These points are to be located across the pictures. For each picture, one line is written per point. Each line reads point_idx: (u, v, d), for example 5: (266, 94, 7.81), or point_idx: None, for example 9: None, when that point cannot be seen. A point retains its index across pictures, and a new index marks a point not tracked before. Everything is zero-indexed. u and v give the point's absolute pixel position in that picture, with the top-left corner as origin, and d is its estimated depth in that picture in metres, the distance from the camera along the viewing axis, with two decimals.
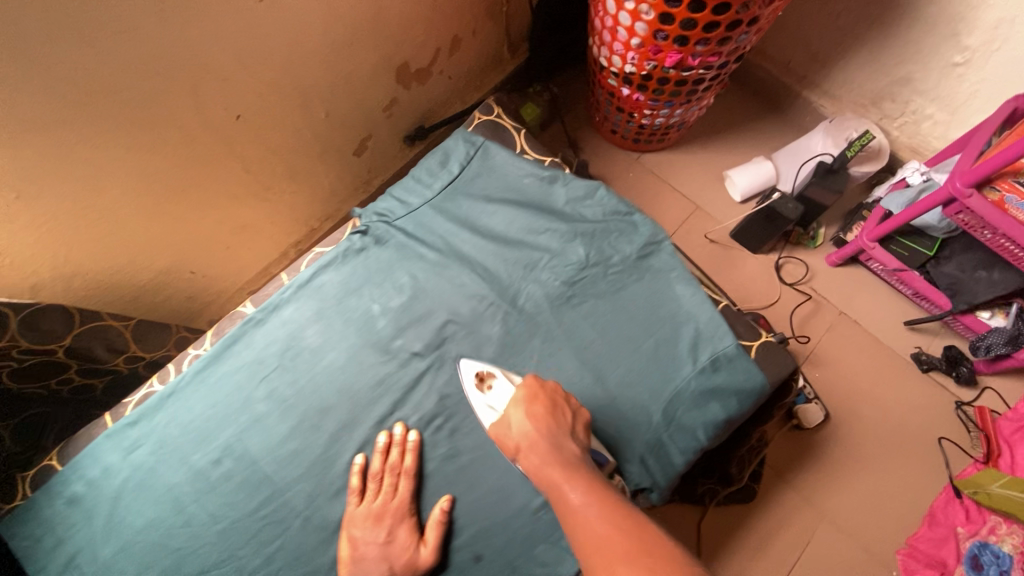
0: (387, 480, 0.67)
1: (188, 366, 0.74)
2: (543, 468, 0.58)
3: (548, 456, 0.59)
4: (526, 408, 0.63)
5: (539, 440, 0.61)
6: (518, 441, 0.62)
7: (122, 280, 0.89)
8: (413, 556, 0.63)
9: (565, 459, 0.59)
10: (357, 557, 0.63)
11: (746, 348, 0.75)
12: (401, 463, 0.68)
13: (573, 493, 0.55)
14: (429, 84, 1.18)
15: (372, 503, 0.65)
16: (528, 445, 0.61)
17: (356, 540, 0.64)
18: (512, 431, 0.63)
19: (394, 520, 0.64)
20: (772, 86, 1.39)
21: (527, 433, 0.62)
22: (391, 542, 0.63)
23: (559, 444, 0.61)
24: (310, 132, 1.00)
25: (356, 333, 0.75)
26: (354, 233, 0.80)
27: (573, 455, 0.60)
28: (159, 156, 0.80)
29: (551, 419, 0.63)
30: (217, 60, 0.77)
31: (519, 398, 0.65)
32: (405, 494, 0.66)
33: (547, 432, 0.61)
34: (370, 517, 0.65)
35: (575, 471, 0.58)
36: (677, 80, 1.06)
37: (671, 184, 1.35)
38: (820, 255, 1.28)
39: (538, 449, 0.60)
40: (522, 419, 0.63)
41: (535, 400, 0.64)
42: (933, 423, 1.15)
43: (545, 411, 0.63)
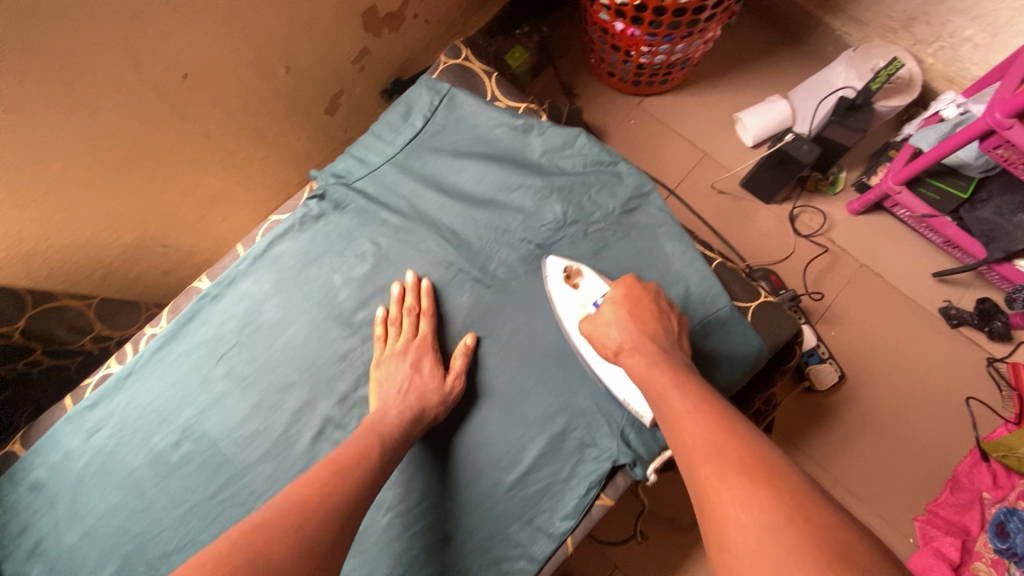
0: (407, 321, 0.66)
1: (145, 346, 0.70)
2: (652, 367, 0.54)
3: (657, 355, 0.55)
4: (629, 309, 0.60)
5: (646, 341, 0.57)
6: (620, 339, 0.58)
7: (91, 260, 0.84)
8: (441, 388, 0.63)
9: (674, 363, 0.54)
10: (382, 391, 0.62)
11: (742, 311, 0.67)
12: (417, 305, 0.67)
13: (684, 405, 0.49)
14: (403, 31, 1.08)
15: (394, 344, 0.65)
16: (632, 345, 0.57)
17: (384, 377, 0.63)
18: (613, 333, 0.59)
19: (419, 353, 0.64)
20: (789, 13, 1.24)
21: (629, 331, 0.58)
22: (415, 372, 0.63)
23: (666, 347, 0.56)
24: (273, 90, 0.93)
25: (315, 307, 0.70)
26: (311, 198, 0.73)
27: (681, 362, 0.56)
28: (105, 124, 0.75)
29: (655, 322, 0.59)
30: (154, 13, 0.70)
31: (617, 296, 0.61)
32: (427, 332, 0.66)
33: (653, 336, 0.58)
34: (394, 355, 0.64)
35: (687, 377, 0.52)
36: (675, 9, 0.94)
37: (675, 130, 1.23)
38: (840, 203, 1.17)
39: (645, 350, 0.56)
40: (620, 321, 0.59)
41: (636, 302, 0.61)
42: (958, 382, 1.07)
43: (648, 313, 0.60)
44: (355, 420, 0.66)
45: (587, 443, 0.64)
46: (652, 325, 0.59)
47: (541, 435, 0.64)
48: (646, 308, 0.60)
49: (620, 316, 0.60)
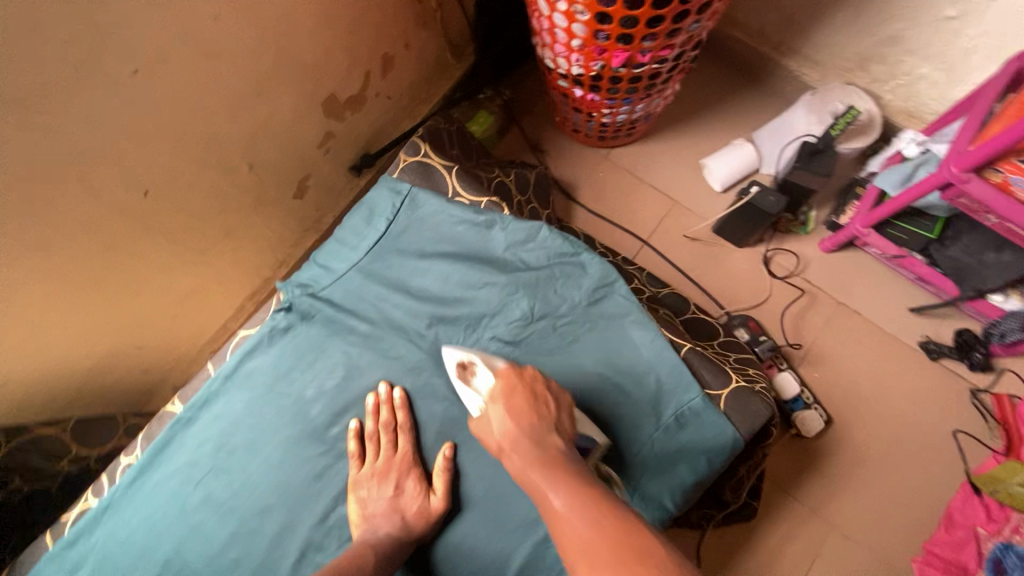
0: (385, 437, 0.67)
1: (121, 477, 0.70)
2: (525, 470, 0.52)
3: (528, 454, 0.53)
4: (505, 403, 0.59)
5: (521, 435, 0.55)
6: (499, 439, 0.57)
7: (62, 375, 0.83)
8: (424, 504, 0.63)
9: (547, 457, 0.53)
10: (367, 516, 0.63)
11: (715, 398, 0.67)
12: (394, 418, 0.68)
13: (556, 500, 0.48)
14: (366, 110, 1.09)
15: (375, 463, 0.65)
16: (509, 445, 0.55)
17: (365, 499, 0.64)
18: (493, 430, 0.58)
19: (400, 473, 0.65)
20: (746, 56, 1.26)
21: (505, 426, 0.57)
22: (399, 495, 0.63)
23: (541, 440, 0.55)
24: (238, 186, 0.93)
25: (289, 424, 0.69)
26: (278, 311, 0.74)
27: (558, 452, 0.54)
28: (68, 253, 0.74)
29: (531, 412, 0.58)
30: (108, 141, 0.71)
31: (496, 394, 0.60)
32: (406, 447, 0.67)
33: (530, 427, 0.56)
34: (374, 476, 0.65)
35: (559, 469, 0.51)
36: (630, 77, 0.95)
37: (644, 180, 1.24)
38: (813, 242, 1.18)
39: (520, 448, 0.54)
40: (503, 415, 0.58)
41: (513, 393, 0.60)
42: (943, 415, 1.07)
43: (526, 404, 0.59)
44: (338, 540, 0.66)
45: None
46: (528, 416, 0.57)
47: (524, 542, 0.64)
48: (525, 392, 0.60)
49: (501, 411, 0.58)
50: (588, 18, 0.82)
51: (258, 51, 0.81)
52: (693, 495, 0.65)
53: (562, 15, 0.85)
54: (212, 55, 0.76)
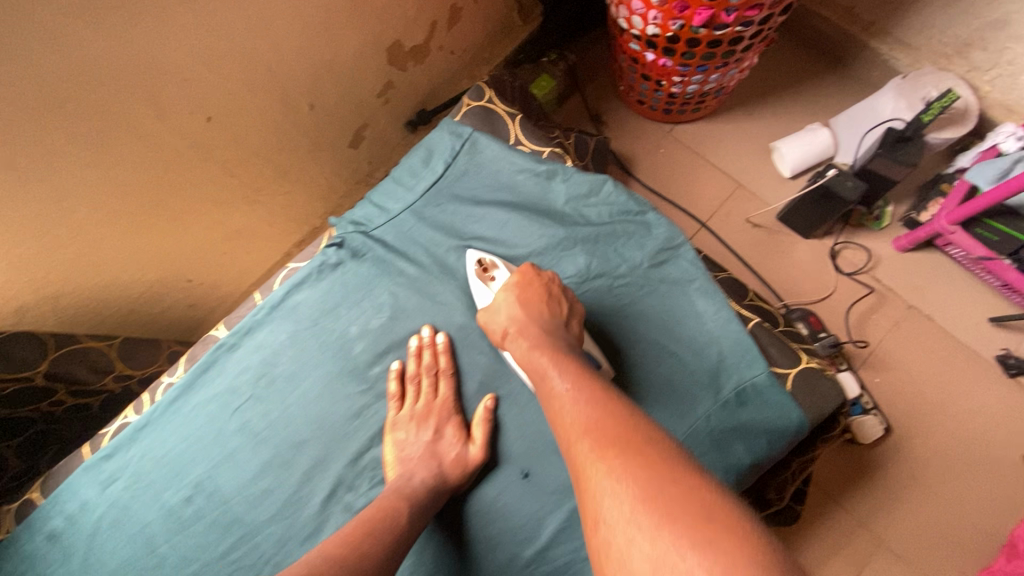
0: (425, 379, 0.64)
1: (161, 396, 0.70)
2: (531, 350, 0.56)
3: (536, 338, 0.56)
4: (517, 292, 0.61)
5: (527, 323, 0.58)
6: (505, 323, 0.60)
7: (113, 294, 0.85)
8: (463, 454, 0.61)
9: (554, 345, 0.56)
10: (404, 458, 0.61)
11: (782, 378, 0.62)
12: (436, 363, 0.65)
13: (564, 385, 0.50)
14: (428, 63, 1.07)
15: (415, 406, 0.63)
16: (516, 329, 0.58)
17: (401, 440, 0.62)
18: (501, 315, 0.61)
19: (440, 419, 0.63)
20: (832, 37, 1.18)
21: (515, 317, 0.59)
22: (438, 440, 0.61)
23: (548, 330, 0.58)
24: (296, 127, 0.92)
25: (330, 360, 0.68)
26: (329, 245, 0.72)
27: (565, 343, 0.57)
28: (127, 169, 0.74)
29: (543, 308, 0.60)
30: (175, 59, 0.70)
31: (511, 283, 0.62)
32: (446, 394, 0.64)
33: (538, 316, 0.59)
34: (414, 418, 0.63)
35: (566, 358, 0.54)
36: (709, 41, 0.89)
37: (707, 159, 1.18)
38: (886, 239, 1.10)
39: (527, 333, 0.57)
40: (511, 306, 0.60)
41: (528, 287, 0.62)
42: (1018, 436, 0.98)
43: (537, 297, 0.61)
44: (369, 482, 0.64)
45: None
46: (536, 307, 0.60)
47: (561, 507, 0.61)
48: (536, 285, 0.62)
49: (511, 300, 0.61)
50: None
51: None
52: (749, 477, 0.60)
53: None
54: None
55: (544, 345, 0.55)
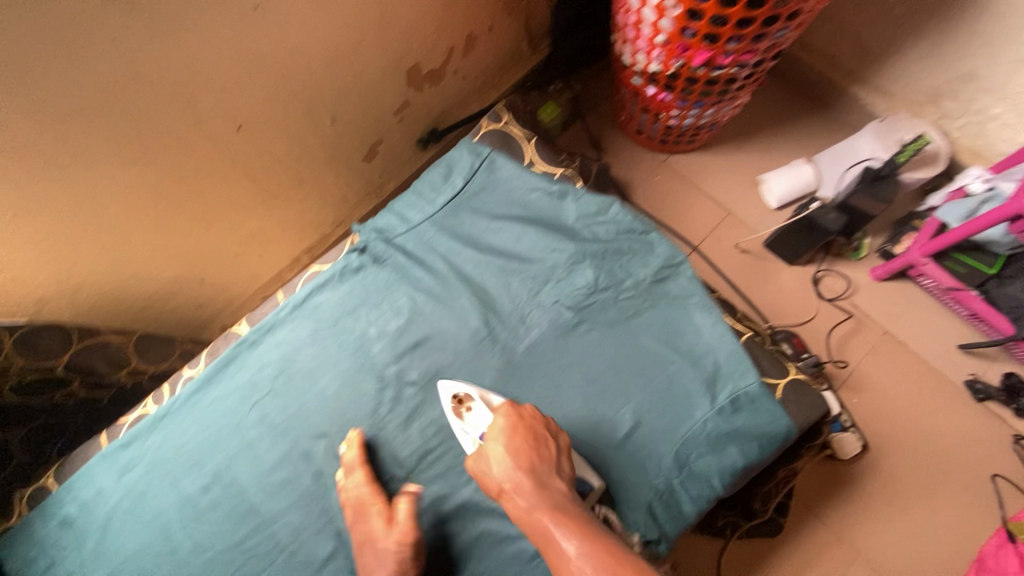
0: (363, 477, 0.63)
1: (182, 388, 0.72)
2: (533, 512, 0.53)
3: (536, 498, 0.54)
4: (506, 442, 0.58)
5: (524, 478, 0.55)
6: (501, 479, 0.57)
7: (131, 288, 0.87)
8: (412, 539, 0.59)
9: (554, 502, 0.54)
10: (362, 539, 0.60)
11: (772, 388, 0.68)
12: (381, 436, 0.65)
13: (570, 548, 0.49)
14: (443, 85, 1.13)
15: (360, 497, 0.62)
16: (510, 488, 0.56)
17: (362, 534, 0.60)
18: (494, 470, 0.58)
19: (379, 509, 0.61)
20: (816, 82, 1.27)
21: (509, 472, 0.56)
22: (388, 513, 0.60)
23: (544, 482, 0.56)
24: (316, 139, 0.97)
25: (349, 359, 0.71)
26: (352, 251, 0.76)
27: (561, 494, 0.55)
28: (159, 170, 0.78)
29: (532, 454, 0.57)
30: (215, 71, 0.74)
31: (496, 430, 0.60)
32: (378, 489, 0.63)
33: (530, 467, 0.57)
34: (362, 497, 0.62)
35: (567, 516, 0.52)
36: (706, 80, 0.97)
37: (700, 188, 1.26)
38: (864, 269, 1.18)
39: (522, 489, 0.55)
40: (503, 456, 0.57)
41: (515, 431, 0.59)
42: (985, 458, 1.05)
43: (525, 443, 0.58)
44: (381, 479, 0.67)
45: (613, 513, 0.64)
46: (529, 456, 0.57)
47: None
48: (525, 423, 0.60)
49: (503, 448, 0.58)
50: (678, 13, 0.84)
51: (364, 8, 0.85)
52: (741, 479, 0.65)
53: (652, 10, 0.88)
54: (325, 5, 0.79)
55: (548, 506, 0.53)
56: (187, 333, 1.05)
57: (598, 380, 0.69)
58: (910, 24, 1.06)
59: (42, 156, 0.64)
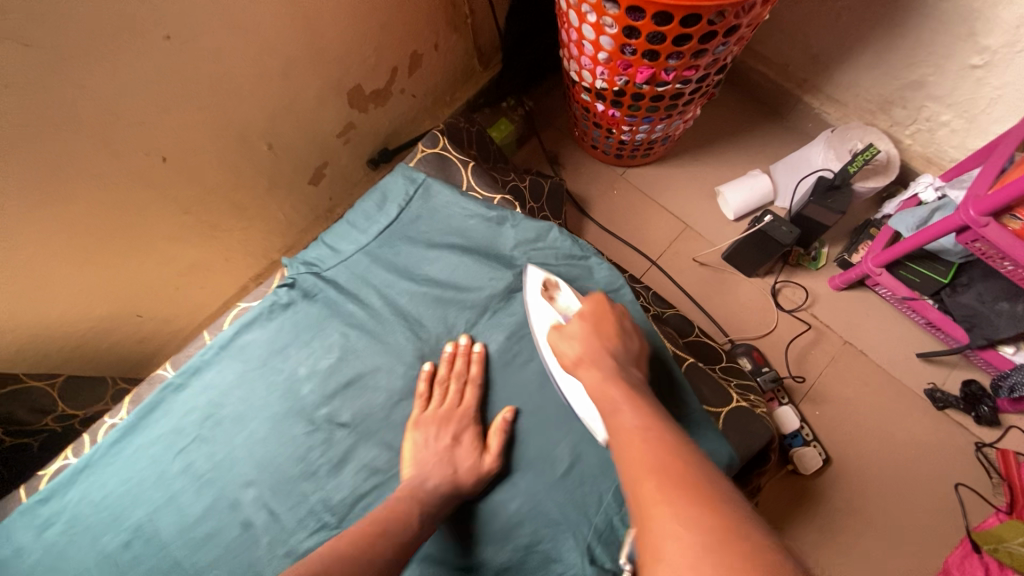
0: (453, 386, 0.66)
1: (103, 438, 0.68)
2: (608, 379, 0.56)
3: (614, 371, 0.57)
4: (589, 325, 0.62)
5: (602, 354, 0.59)
6: (580, 351, 0.60)
7: (59, 331, 0.83)
8: (477, 461, 0.62)
9: (630, 381, 0.56)
10: (419, 459, 0.62)
11: (714, 416, 0.67)
12: (468, 371, 0.67)
13: (632, 422, 0.51)
14: (390, 105, 1.10)
15: (437, 408, 0.64)
16: (588, 356, 0.59)
17: (420, 440, 0.63)
18: (570, 347, 0.61)
19: (460, 424, 0.63)
20: (769, 91, 1.27)
21: (585, 344, 0.60)
22: (455, 446, 0.62)
23: (624, 367, 0.58)
24: (254, 165, 0.94)
25: (279, 401, 0.68)
26: (281, 286, 0.73)
27: (637, 380, 0.58)
28: (78, 208, 0.74)
29: (619, 342, 0.61)
30: (130, 103, 0.71)
31: (585, 313, 0.64)
32: (472, 400, 0.65)
33: (611, 350, 0.60)
34: (434, 419, 0.63)
35: (640, 396, 0.54)
36: (652, 95, 0.96)
37: (657, 200, 1.25)
38: (823, 278, 1.17)
39: (603, 363, 0.58)
40: (578, 335, 0.62)
41: (601, 320, 0.63)
42: (946, 466, 1.04)
43: (613, 331, 0.62)
44: (311, 528, 0.62)
45: (553, 556, 0.60)
46: (614, 343, 0.61)
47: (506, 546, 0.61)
48: (607, 316, 0.63)
49: (584, 330, 0.62)
50: (616, 31, 0.83)
51: (292, 33, 0.83)
52: None
53: (591, 28, 0.86)
54: (247, 32, 0.77)
55: (623, 385, 0.55)
56: (125, 372, 1.01)
57: (537, 414, 0.67)
58: (855, 34, 1.06)
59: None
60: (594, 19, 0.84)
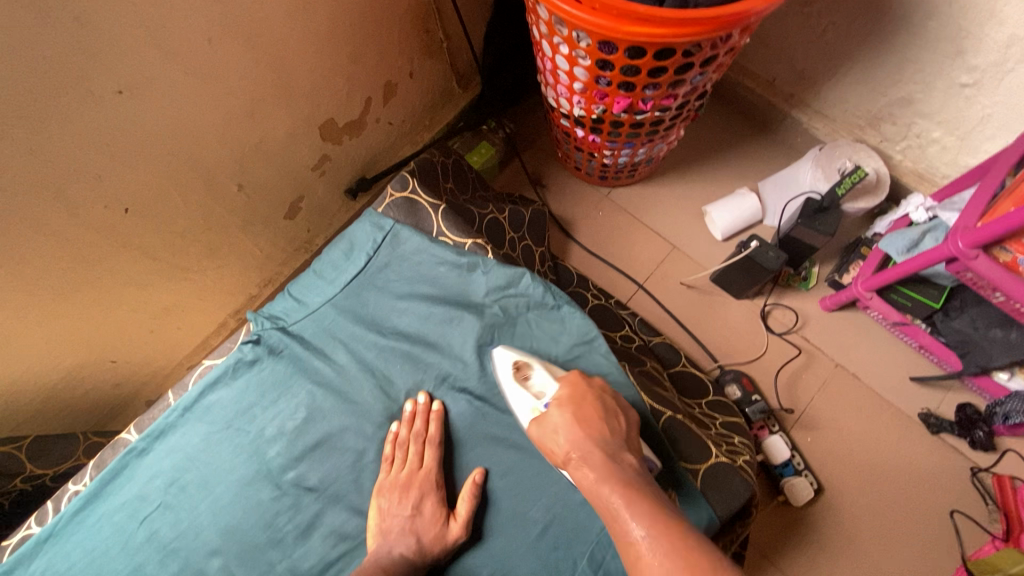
0: (413, 447, 0.64)
1: (66, 506, 0.66)
2: (601, 484, 0.54)
3: (604, 471, 0.55)
4: (571, 412, 0.60)
5: (592, 449, 0.57)
6: (567, 447, 0.59)
7: (26, 382, 0.82)
8: (443, 530, 0.60)
9: (626, 477, 0.54)
10: (384, 529, 0.61)
11: (692, 474, 0.66)
12: (426, 431, 0.65)
13: (637, 530, 0.49)
14: (365, 134, 1.08)
15: (398, 474, 0.63)
16: (578, 453, 0.57)
17: (385, 508, 0.62)
18: (560, 439, 0.59)
19: (422, 492, 0.62)
20: (757, 105, 1.23)
21: (574, 439, 0.58)
22: (417, 516, 0.60)
23: (615, 457, 0.57)
24: (224, 206, 0.91)
25: (245, 464, 0.66)
26: (245, 342, 0.71)
27: (632, 469, 0.56)
28: (37, 265, 0.72)
29: (603, 425, 0.59)
30: (86, 159, 0.69)
31: (561, 399, 0.62)
32: (432, 462, 0.64)
33: (599, 438, 0.58)
34: (396, 487, 0.62)
35: (637, 491, 0.53)
36: (632, 123, 0.93)
37: (644, 221, 1.22)
38: (813, 299, 1.14)
39: (592, 461, 0.56)
40: (566, 425, 0.60)
41: (582, 402, 0.61)
42: (942, 492, 1.02)
43: (596, 415, 0.60)
44: None
45: None
46: (599, 430, 0.59)
47: None
48: (585, 402, 0.61)
49: (566, 420, 0.60)
50: (589, 63, 0.79)
51: (255, 75, 0.80)
52: None
53: (564, 58, 0.83)
54: (206, 79, 0.75)
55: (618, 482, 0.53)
56: (98, 426, 0.99)
57: (508, 474, 0.64)
58: (842, 50, 1.02)
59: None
60: (566, 51, 0.81)
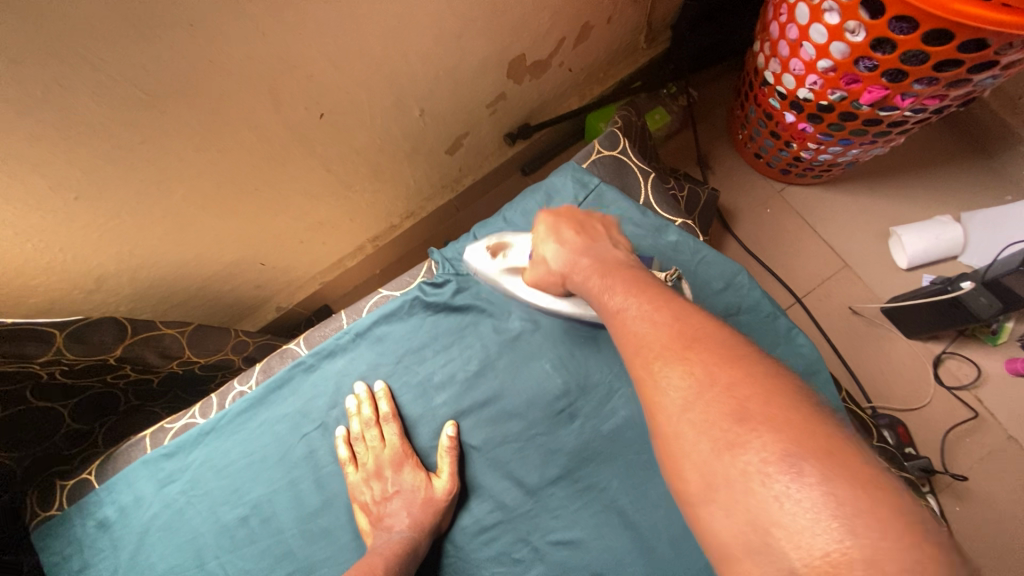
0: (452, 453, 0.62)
1: (231, 405, 0.68)
2: (587, 280, 0.53)
3: (589, 269, 0.54)
4: (556, 237, 0.59)
5: (581, 255, 0.56)
6: (563, 261, 0.57)
7: (190, 270, 0.83)
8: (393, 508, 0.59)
9: (609, 263, 0.54)
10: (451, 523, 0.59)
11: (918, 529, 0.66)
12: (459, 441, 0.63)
13: (617, 301, 0.49)
14: (545, 78, 1.00)
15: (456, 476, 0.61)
16: (570, 266, 0.57)
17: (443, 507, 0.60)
18: (552, 259, 0.58)
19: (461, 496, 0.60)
20: (988, 125, 1.05)
21: (561, 253, 0.58)
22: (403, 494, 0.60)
23: (602, 253, 0.56)
24: (400, 130, 0.87)
25: (411, 404, 0.66)
26: (427, 281, 0.70)
27: (621, 258, 0.55)
28: (232, 157, 0.70)
29: (583, 236, 0.59)
30: (303, 56, 0.65)
31: (544, 231, 0.61)
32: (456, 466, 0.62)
33: (588, 246, 0.57)
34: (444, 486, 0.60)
35: (621, 274, 0.52)
36: (867, 119, 0.79)
37: (817, 229, 1.09)
38: (998, 357, 0.99)
39: (583, 263, 0.55)
40: (546, 235, 0.60)
41: (563, 227, 0.60)
42: None
43: (576, 231, 0.60)
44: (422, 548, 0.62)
45: None
46: (585, 237, 0.59)
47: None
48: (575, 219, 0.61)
49: (562, 241, 0.59)
50: (860, 40, 0.67)
51: None
52: None
53: (823, 30, 0.71)
54: None
55: (616, 272, 0.52)
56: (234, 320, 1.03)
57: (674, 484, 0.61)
58: None
59: (103, 138, 0.58)
60: (833, 20, 0.68)
